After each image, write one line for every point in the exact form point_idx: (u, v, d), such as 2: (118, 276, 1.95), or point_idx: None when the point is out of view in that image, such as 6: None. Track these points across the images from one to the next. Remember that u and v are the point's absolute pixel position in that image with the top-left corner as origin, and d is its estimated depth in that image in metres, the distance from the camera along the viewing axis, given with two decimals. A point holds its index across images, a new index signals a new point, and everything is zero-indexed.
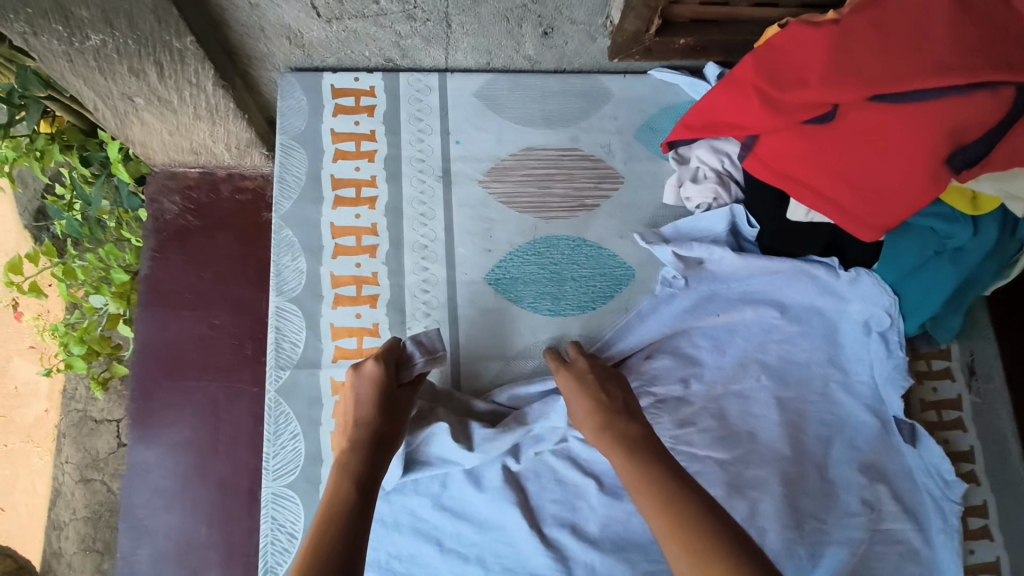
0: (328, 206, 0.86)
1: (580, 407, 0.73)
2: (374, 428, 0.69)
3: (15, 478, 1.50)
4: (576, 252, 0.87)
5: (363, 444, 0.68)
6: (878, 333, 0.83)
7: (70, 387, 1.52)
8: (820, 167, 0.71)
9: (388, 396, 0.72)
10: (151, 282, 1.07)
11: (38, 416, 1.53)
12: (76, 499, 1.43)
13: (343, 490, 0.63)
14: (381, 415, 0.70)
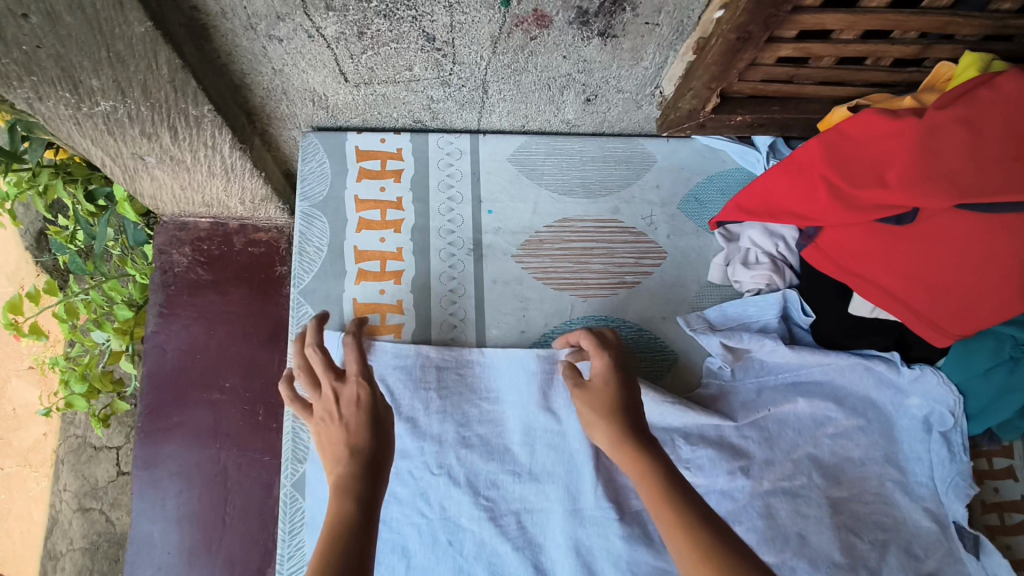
0: (352, 281, 0.80)
1: (602, 401, 0.64)
2: (354, 432, 0.62)
3: (10, 504, 1.41)
4: (616, 334, 0.81)
5: (355, 457, 0.60)
6: (940, 433, 0.76)
7: (69, 412, 1.45)
8: (892, 268, 0.66)
9: (346, 398, 0.65)
10: (159, 340, 1.02)
11: (35, 440, 1.44)
12: (74, 528, 1.38)
13: (345, 503, 0.55)
14: (353, 416, 0.64)
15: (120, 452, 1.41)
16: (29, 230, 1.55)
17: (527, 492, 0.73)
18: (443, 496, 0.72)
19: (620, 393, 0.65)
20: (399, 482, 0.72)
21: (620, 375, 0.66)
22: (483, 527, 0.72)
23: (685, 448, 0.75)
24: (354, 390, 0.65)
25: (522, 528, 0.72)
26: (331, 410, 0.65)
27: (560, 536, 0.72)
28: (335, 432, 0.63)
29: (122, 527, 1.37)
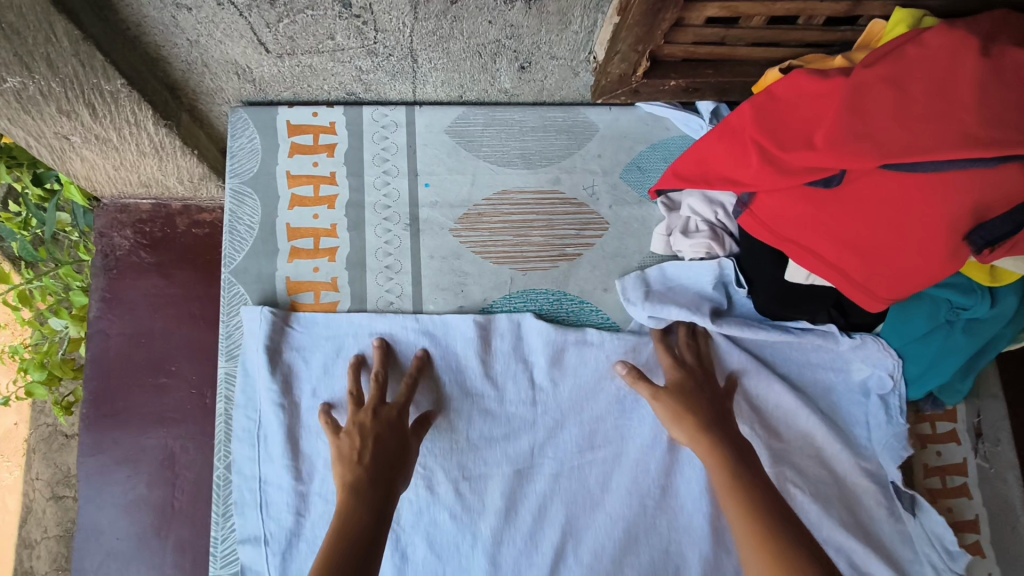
0: (284, 259, 0.78)
1: (672, 411, 0.72)
2: (379, 457, 0.66)
3: None
4: (557, 308, 0.80)
5: (377, 474, 0.64)
6: (878, 396, 0.78)
7: (39, 402, 1.43)
8: (822, 232, 0.65)
9: (382, 419, 0.69)
10: (102, 323, 1.00)
11: (6, 430, 1.41)
12: (48, 516, 1.37)
13: (363, 518, 0.60)
14: (383, 438, 0.67)
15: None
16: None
17: (465, 458, 0.74)
18: None
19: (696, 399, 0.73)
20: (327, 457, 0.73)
21: (694, 385, 0.74)
22: (417, 492, 0.73)
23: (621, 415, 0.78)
24: (392, 413, 0.70)
25: (463, 493, 0.74)
26: (358, 430, 0.68)
27: (498, 497, 0.74)
28: (360, 448, 0.66)
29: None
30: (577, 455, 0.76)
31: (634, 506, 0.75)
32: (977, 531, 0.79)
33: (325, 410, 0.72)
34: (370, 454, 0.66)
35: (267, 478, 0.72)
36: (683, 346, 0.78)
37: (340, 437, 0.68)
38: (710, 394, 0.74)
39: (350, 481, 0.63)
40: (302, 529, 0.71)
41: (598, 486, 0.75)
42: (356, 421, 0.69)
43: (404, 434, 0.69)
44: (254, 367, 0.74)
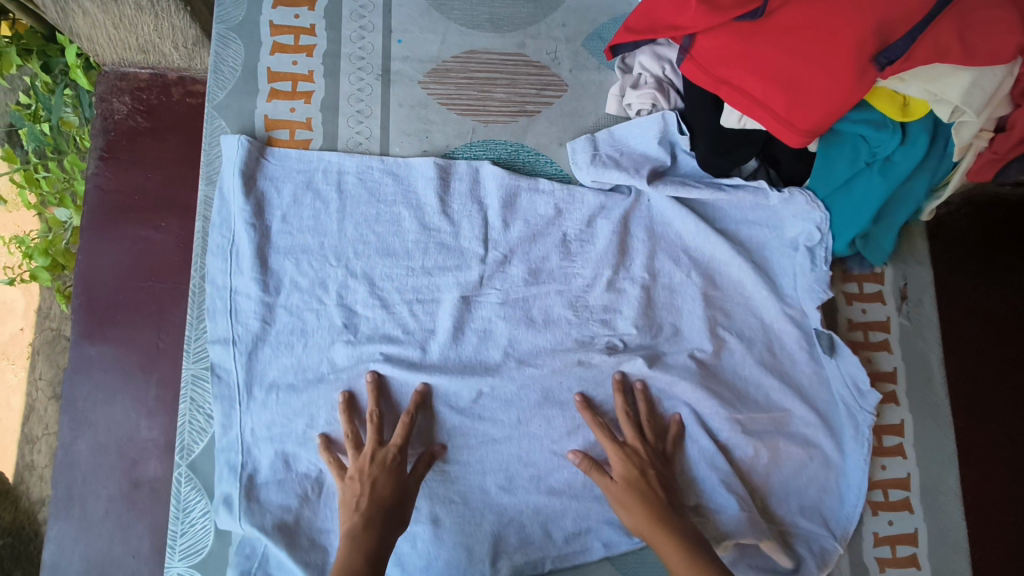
0: (263, 99, 0.85)
1: (626, 493, 0.72)
2: (376, 499, 0.69)
3: None
4: (514, 157, 0.86)
5: (377, 520, 0.68)
6: (806, 248, 0.83)
7: (43, 306, 1.50)
8: (753, 68, 0.70)
9: (379, 464, 0.72)
10: (98, 180, 1.07)
11: (12, 334, 1.46)
12: (49, 415, 1.45)
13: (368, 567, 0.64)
14: (378, 481, 0.71)
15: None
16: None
17: (419, 283, 0.81)
18: (341, 284, 0.80)
19: (645, 488, 0.73)
20: (294, 272, 0.80)
21: (640, 466, 0.75)
22: (374, 310, 0.80)
23: (565, 260, 0.84)
24: (390, 456, 0.73)
25: (418, 313, 0.81)
26: (359, 474, 0.71)
27: (447, 318, 0.80)
28: (360, 494, 0.69)
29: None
30: (523, 285, 0.83)
31: (574, 332, 0.82)
32: (893, 382, 0.86)
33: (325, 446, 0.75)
34: (367, 500, 0.69)
35: (237, 288, 0.79)
36: (623, 422, 0.78)
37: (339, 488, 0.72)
38: (658, 466, 0.76)
39: (349, 528, 0.67)
40: (268, 335, 0.78)
41: (540, 314, 0.82)
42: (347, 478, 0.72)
43: (393, 467, 0.72)
44: (229, 189, 0.81)
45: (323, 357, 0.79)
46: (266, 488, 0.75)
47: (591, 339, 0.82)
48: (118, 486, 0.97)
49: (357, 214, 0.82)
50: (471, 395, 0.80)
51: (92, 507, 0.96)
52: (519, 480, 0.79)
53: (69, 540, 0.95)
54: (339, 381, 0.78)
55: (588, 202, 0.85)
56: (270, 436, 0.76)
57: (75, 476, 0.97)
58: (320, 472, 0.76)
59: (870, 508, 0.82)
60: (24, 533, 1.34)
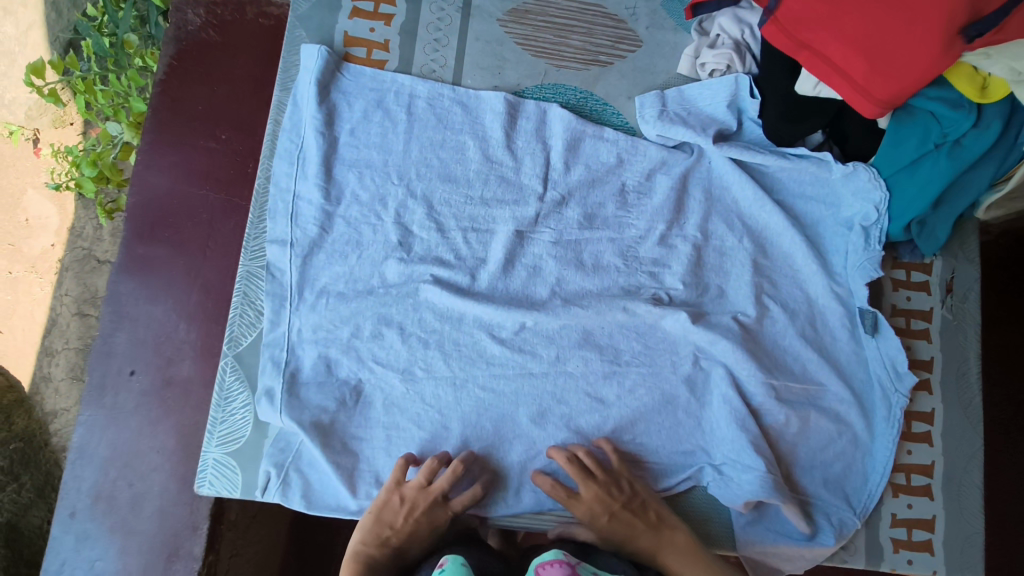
0: (345, 16, 0.87)
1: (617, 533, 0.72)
2: (404, 547, 0.71)
3: (15, 304, 1.49)
4: (582, 103, 0.88)
5: (393, 563, 0.70)
6: (861, 227, 0.83)
7: (78, 226, 1.52)
8: (836, 34, 0.70)
9: (429, 516, 0.72)
10: (164, 87, 1.09)
11: (44, 249, 1.51)
12: (71, 330, 1.47)
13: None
14: (418, 530, 0.72)
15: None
16: (57, 38, 1.55)
17: (476, 213, 0.83)
18: (400, 204, 0.82)
19: (627, 530, 0.72)
20: (356, 186, 0.82)
21: (605, 512, 0.73)
22: (429, 233, 0.82)
23: (620, 211, 0.85)
24: (444, 518, 0.73)
25: (471, 241, 0.82)
26: (408, 508, 0.72)
27: (500, 249, 0.82)
28: (396, 532, 0.71)
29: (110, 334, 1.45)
30: (577, 229, 0.84)
31: (621, 280, 0.83)
32: (929, 370, 0.86)
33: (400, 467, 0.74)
34: (398, 541, 0.71)
35: (301, 193, 0.82)
36: (575, 474, 0.74)
37: (380, 505, 0.72)
38: (620, 493, 0.74)
39: (366, 560, 0.69)
40: (324, 242, 0.81)
41: (590, 259, 0.83)
42: (392, 508, 0.72)
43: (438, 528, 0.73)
44: (302, 99, 0.84)
45: (374, 271, 0.81)
46: (307, 387, 0.77)
47: (636, 290, 0.83)
48: (150, 382, 0.99)
49: (425, 137, 0.84)
50: (514, 326, 0.80)
51: (122, 400, 0.98)
52: (549, 418, 0.79)
53: (97, 428, 0.97)
54: (387, 296, 0.80)
55: (650, 156, 0.86)
56: (315, 339, 0.79)
57: (111, 367, 0.99)
58: (359, 380, 0.78)
59: (891, 490, 0.83)
60: (34, 442, 1.40)
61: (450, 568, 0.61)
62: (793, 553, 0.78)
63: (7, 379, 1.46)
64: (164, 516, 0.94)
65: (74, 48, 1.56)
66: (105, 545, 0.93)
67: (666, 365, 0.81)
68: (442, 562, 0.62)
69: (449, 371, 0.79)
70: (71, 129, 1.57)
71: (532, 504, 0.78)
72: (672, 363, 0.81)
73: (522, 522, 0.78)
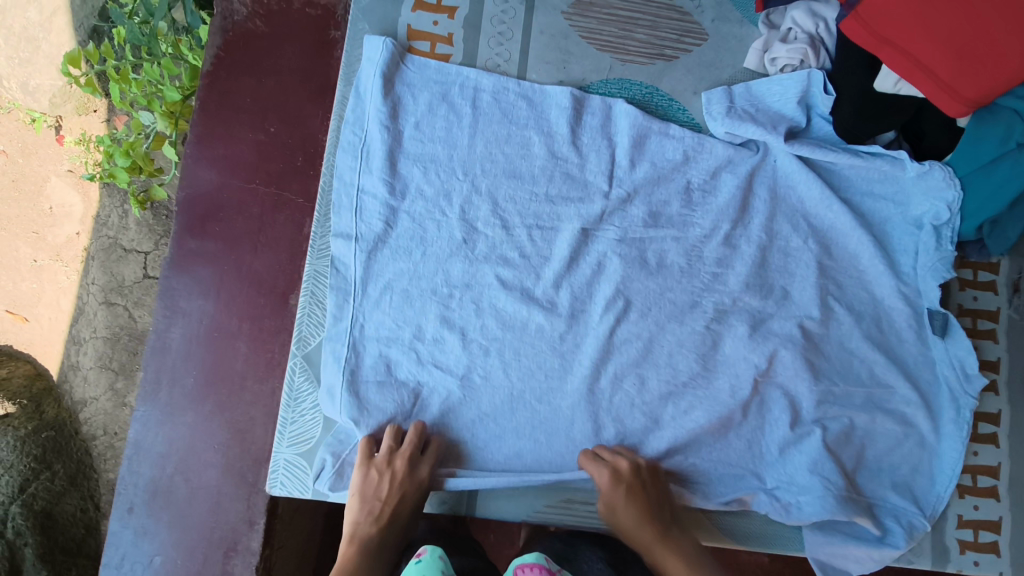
0: (408, 8, 0.85)
1: (629, 520, 0.74)
2: (395, 515, 0.73)
3: (40, 292, 1.48)
4: (647, 99, 0.86)
5: (388, 533, 0.73)
6: (932, 226, 0.83)
7: (103, 213, 1.48)
8: (925, 29, 0.68)
9: (410, 481, 0.73)
10: (212, 80, 1.07)
11: (69, 237, 1.49)
12: (98, 319, 1.45)
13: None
14: (406, 498, 0.74)
15: (148, 257, 1.43)
16: (81, 22, 1.47)
17: (541, 210, 0.82)
18: (464, 200, 0.81)
19: (642, 518, 0.74)
20: (420, 183, 0.81)
21: (625, 494, 0.74)
22: (494, 230, 0.81)
23: (685, 209, 0.84)
24: (423, 476, 0.73)
25: (534, 238, 0.81)
26: (388, 477, 0.73)
27: (565, 246, 0.81)
28: (384, 503, 0.73)
29: (143, 325, 1.43)
30: (641, 227, 0.83)
31: (687, 279, 0.82)
32: (995, 371, 0.86)
33: (369, 439, 0.75)
34: (390, 510, 0.73)
35: (365, 187, 0.80)
36: (613, 457, 0.75)
37: (369, 476, 0.73)
38: (650, 486, 0.75)
39: (360, 533, 0.72)
40: (389, 237, 0.80)
41: (654, 258, 0.82)
42: (386, 483, 0.73)
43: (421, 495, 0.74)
44: (366, 90, 0.82)
45: (438, 269, 0.79)
46: (367, 387, 0.77)
47: (701, 291, 0.82)
48: (204, 378, 0.99)
49: (490, 132, 0.82)
50: (580, 326, 0.80)
51: (177, 395, 0.99)
52: (615, 419, 0.78)
53: (153, 423, 0.98)
54: (453, 296, 0.79)
55: (716, 154, 0.84)
56: (378, 337, 0.78)
57: (166, 362, 1.00)
58: (417, 383, 0.78)
59: (958, 491, 0.83)
60: (66, 429, 1.41)
61: (427, 559, 0.71)
62: (861, 555, 0.77)
63: (35, 368, 1.48)
64: (220, 511, 0.95)
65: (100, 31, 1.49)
66: (164, 538, 0.94)
67: (730, 367, 0.80)
68: (421, 552, 0.72)
69: (516, 372, 0.78)
70: (95, 116, 1.52)
71: None
72: (738, 363, 0.80)
73: (574, 518, 0.80)
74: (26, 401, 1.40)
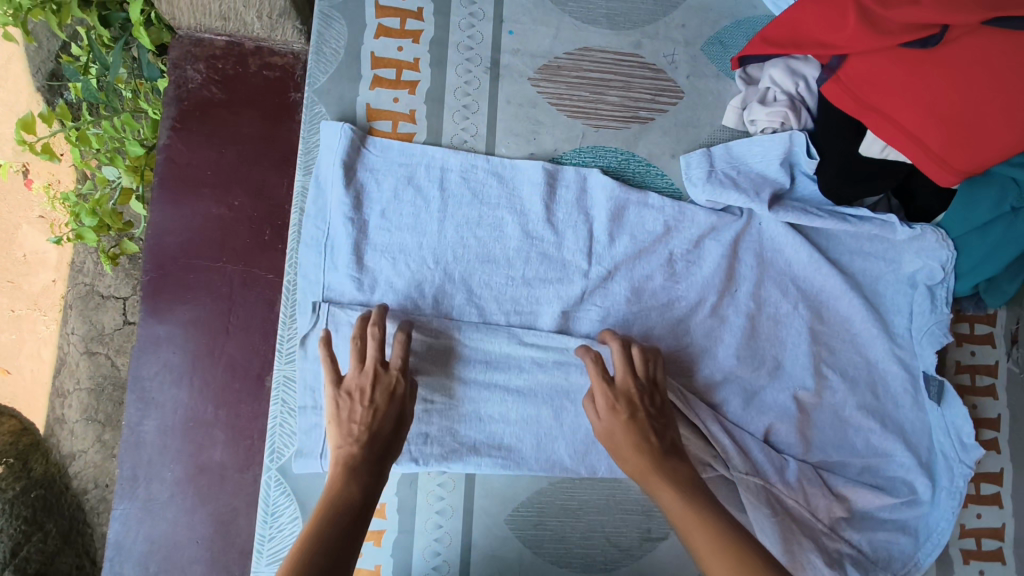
0: (366, 86, 0.80)
1: (623, 437, 0.66)
2: (391, 381, 0.67)
3: (20, 343, 1.40)
4: (624, 166, 0.82)
5: (383, 400, 0.66)
6: (926, 286, 0.79)
7: (78, 260, 1.40)
8: (911, 100, 0.65)
9: (384, 370, 0.67)
10: (170, 156, 1.01)
11: (45, 286, 1.41)
12: (81, 369, 1.38)
13: (362, 450, 0.62)
14: (390, 364, 0.68)
15: (126, 303, 1.37)
16: (40, 67, 1.39)
17: (519, 294, 0.78)
18: (438, 289, 0.76)
19: (639, 433, 0.66)
20: (390, 275, 0.76)
21: (626, 406, 0.68)
22: (470, 318, 0.76)
23: (669, 282, 0.80)
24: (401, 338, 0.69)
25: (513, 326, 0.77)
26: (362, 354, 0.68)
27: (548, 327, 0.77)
28: (365, 373, 0.66)
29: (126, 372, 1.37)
30: (624, 306, 0.78)
31: (675, 358, 0.78)
32: (996, 429, 0.83)
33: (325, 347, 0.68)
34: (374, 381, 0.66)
35: (331, 283, 0.76)
36: (618, 361, 0.71)
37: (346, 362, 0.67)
38: (648, 404, 0.69)
39: (354, 413, 0.65)
40: None
41: (640, 336, 0.78)
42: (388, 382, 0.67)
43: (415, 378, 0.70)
44: (326, 180, 0.77)
45: None
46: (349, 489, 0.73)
47: (691, 369, 0.78)
48: (182, 470, 0.95)
49: (461, 215, 0.78)
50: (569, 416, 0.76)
51: (155, 490, 0.95)
52: (605, 505, 0.77)
53: (133, 522, 0.94)
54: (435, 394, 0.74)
55: (699, 222, 0.80)
56: None
57: (141, 456, 0.95)
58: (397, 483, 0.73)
59: (962, 556, 0.80)
60: (56, 485, 1.32)
61: None
62: None
63: (20, 423, 1.39)
64: None
65: (59, 79, 1.40)
66: None
67: None
68: None
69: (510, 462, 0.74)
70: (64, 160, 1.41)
71: None
72: None
73: None
74: (12, 460, 1.30)
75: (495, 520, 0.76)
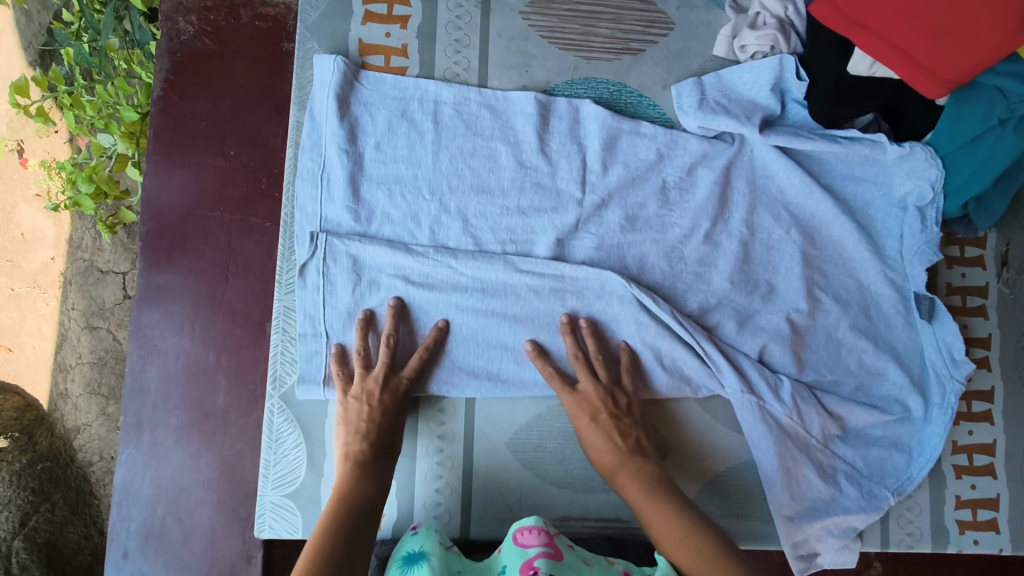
0: (357, 21, 0.81)
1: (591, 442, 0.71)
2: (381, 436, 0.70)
3: (20, 321, 1.38)
4: (616, 97, 0.83)
5: (378, 447, 0.69)
6: (915, 207, 0.81)
7: (75, 237, 1.39)
8: (896, 10, 0.65)
9: (389, 392, 0.72)
10: (164, 106, 1.01)
11: (43, 264, 1.38)
12: (83, 345, 1.37)
13: (364, 490, 0.65)
14: (388, 412, 0.71)
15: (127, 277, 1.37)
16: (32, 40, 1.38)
17: (514, 224, 0.78)
18: (433, 220, 0.78)
19: (600, 442, 0.71)
20: (386, 208, 0.77)
21: (590, 414, 0.72)
22: (465, 247, 0.78)
23: (662, 209, 0.81)
24: (401, 386, 0.72)
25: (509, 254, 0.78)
26: (364, 399, 0.71)
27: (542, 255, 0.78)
28: (365, 418, 0.70)
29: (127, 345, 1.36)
30: (618, 233, 0.79)
31: (669, 283, 0.79)
32: (986, 348, 0.84)
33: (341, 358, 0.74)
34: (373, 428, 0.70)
35: (327, 215, 0.77)
36: (579, 365, 0.74)
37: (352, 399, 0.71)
38: (610, 404, 0.73)
39: (355, 452, 0.68)
40: (361, 266, 0.76)
41: (635, 262, 0.79)
42: (396, 385, 0.72)
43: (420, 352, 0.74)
44: (320, 114, 0.78)
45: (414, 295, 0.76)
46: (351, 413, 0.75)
47: (686, 293, 0.79)
48: (186, 416, 0.96)
49: (454, 147, 0.79)
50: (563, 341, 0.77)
51: (160, 435, 0.96)
52: None
53: (139, 467, 0.95)
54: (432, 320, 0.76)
55: (691, 149, 0.81)
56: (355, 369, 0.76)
57: (144, 403, 0.96)
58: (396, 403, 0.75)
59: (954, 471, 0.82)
60: (61, 459, 1.33)
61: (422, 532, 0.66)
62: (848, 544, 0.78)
63: (24, 400, 1.38)
64: (215, 548, 0.93)
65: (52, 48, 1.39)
66: None
67: None
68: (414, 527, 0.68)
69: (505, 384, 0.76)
70: (58, 137, 1.40)
71: (598, 518, 0.78)
72: None
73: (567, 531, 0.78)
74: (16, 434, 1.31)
75: (495, 445, 0.78)
